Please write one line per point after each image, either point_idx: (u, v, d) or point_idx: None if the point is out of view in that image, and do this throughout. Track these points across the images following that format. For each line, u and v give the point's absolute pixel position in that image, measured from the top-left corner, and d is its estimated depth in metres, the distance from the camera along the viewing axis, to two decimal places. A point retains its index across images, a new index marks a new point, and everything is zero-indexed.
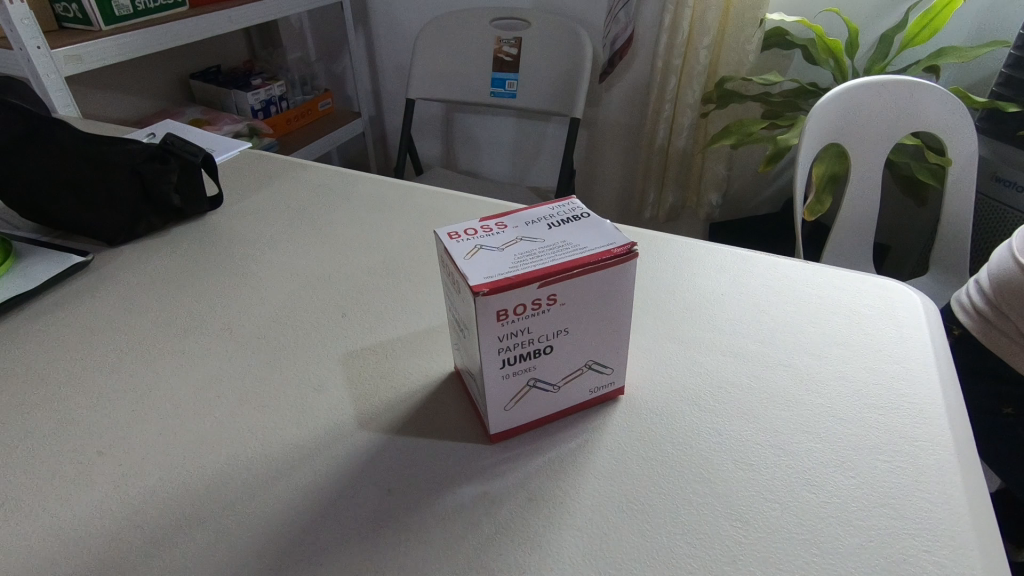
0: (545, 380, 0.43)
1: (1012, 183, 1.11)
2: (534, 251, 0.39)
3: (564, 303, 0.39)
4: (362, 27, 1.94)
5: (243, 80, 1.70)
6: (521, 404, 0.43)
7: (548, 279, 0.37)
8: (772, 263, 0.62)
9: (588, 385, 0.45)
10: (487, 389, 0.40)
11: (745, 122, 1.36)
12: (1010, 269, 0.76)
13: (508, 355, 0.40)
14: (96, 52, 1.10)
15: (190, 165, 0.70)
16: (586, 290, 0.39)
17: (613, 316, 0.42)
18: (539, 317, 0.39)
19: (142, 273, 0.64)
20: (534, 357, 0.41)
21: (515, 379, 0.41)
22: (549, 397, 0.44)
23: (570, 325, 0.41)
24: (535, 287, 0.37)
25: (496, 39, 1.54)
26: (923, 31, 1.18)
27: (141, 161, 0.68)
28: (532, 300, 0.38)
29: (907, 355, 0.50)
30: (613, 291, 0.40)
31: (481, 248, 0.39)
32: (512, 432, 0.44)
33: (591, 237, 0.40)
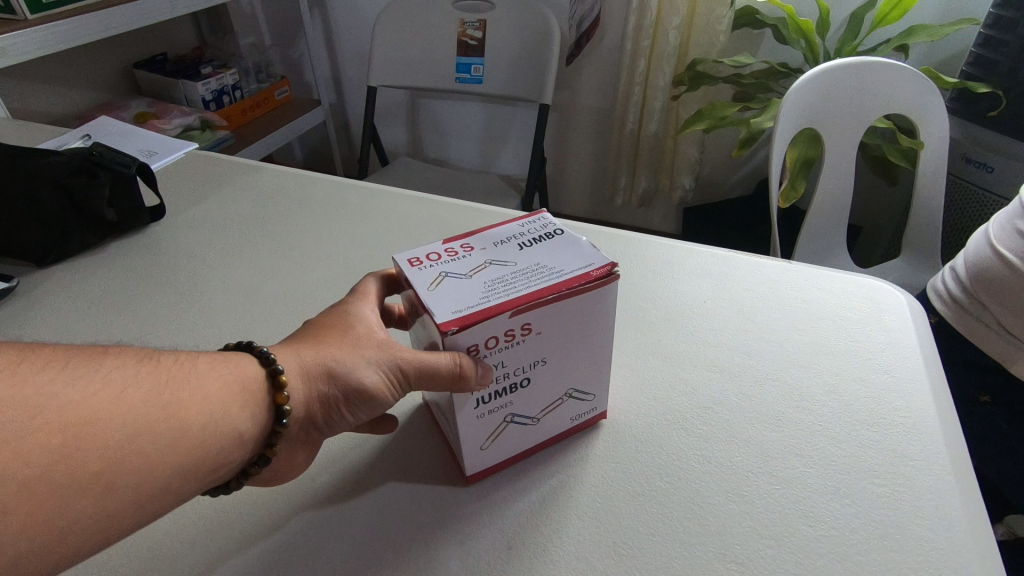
0: (523, 415, 0.39)
1: (982, 164, 1.10)
2: (506, 277, 0.35)
3: (541, 333, 0.36)
4: (318, 9, 1.84)
5: (192, 69, 1.61)
6: (499, 442, 0.39)
7: (524, 310, 0.34)
8: (754, 264, 0.59)
9: (569, 415, 0.42)
10: (459, 430, 0.37)
11: (717, 104, 1.33)
12: (986, 256, 0.75)
13: (482, 393, 0.36)
14: (21, 45, 1.05)
15: (124, 177, 0.64)
16: (564, 316, 0.36)
17: (595, 342, 0.39)
18: (513, 349, 0.36)
19: (80, 297, 0.59)
20: (509, 391, 0.38)
21: (490, 416, 0.38)
22: (528, 430, 0.40)
23: (548, 354, 0.37)
24: (508, 318, 0.34)
25: (459, 22, 1.47)
26: (895, 10, 1.16)
27: (67, 176, 0.62)
28: (505, 332, 0.34)
29: (896, 364, 0.48)
30: (594, 316, 0.37)
31: (446, 276, 0.35)
32: (490, 471, 0.41)
33: (567, 258, 0.37)
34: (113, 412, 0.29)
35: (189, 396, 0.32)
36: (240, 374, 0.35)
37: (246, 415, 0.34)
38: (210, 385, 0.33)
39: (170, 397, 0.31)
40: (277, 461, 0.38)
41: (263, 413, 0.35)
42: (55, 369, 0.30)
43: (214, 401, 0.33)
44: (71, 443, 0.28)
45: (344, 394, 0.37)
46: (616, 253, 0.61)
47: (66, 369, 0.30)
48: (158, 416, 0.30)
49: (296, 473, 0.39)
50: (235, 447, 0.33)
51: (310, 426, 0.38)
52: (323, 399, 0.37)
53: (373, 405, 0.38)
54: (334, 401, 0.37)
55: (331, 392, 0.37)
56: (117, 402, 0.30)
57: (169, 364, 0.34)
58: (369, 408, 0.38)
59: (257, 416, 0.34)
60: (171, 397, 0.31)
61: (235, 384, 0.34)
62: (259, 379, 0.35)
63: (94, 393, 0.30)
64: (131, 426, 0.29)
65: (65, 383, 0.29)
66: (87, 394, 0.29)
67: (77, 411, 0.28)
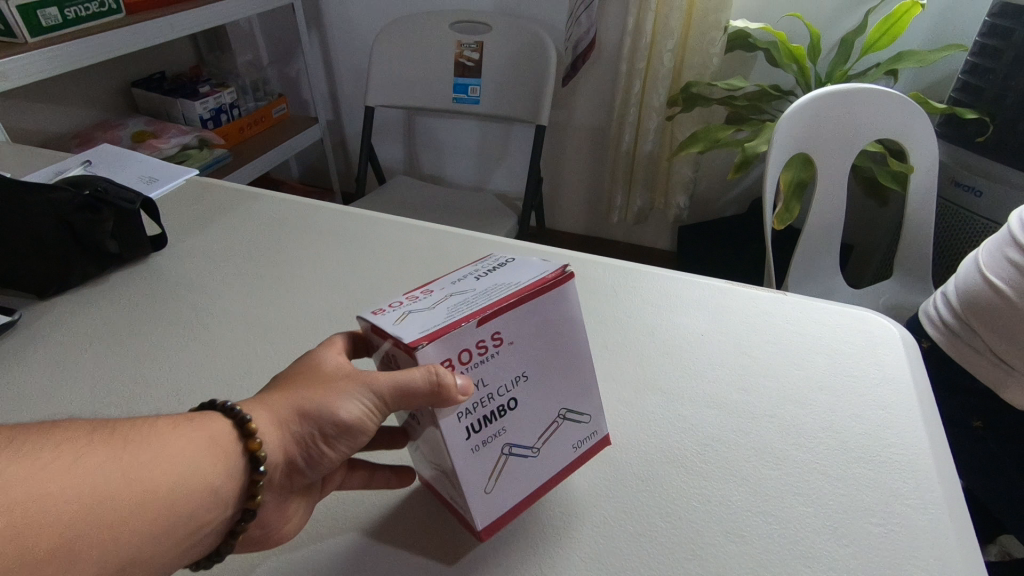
0: (521, 445, 0.39)
1: (971, 189, 1.12)
2: (467, 299, 0.37)
3: (512, 342, 0.37)
4: (316, 28, 1.86)
5: (190, 88, 1.62)
6: (503, 481, 0.39)
7: (487, 315, 0.35)
8: (750, 296, 0.60)
9: (570, 441, 0.42)
10: (458, 472, 0.36)
11: (711, 126, 1.35)
12: (976, 284, 0.76)
13: (471, 421, 0.37)
14: (21, 68, 1.05)
15: (127, 211, 0.64)
16: (532, 324, 0.38)
17: (572, 352, 0.40)
18: (491, 364, 0.37)
19: (81, 330, 0.59)
20: (499, 416, 0.38)
21: (487, 450, 0.38)
22: (530, 463, 0.40)
23: (528, 369, 0.38)
24: (476, 326, 0.35)
25: (457, 44, 1.49)
26: (884, 36, 1.18)
27: (70, 211, 0.62)
28: (476, 343, 0.35)
29: (890, 401, 0.49)
30: (559, 321, 0.39)
31: (410, 312, 0.37)
32: (500, 523, 0.39)
33: (522, 274, 0.39)
34: (67, 484, 0.28)
35: (155, 461, 0.31)
36: (206, 428, 0.34)
37: (219, 471, 0.33)
38: (174, 443, 0.32)
39: (135, 467, 0.30)
40: (267, 511, 0.37)
41: (240, 465, 0.34)
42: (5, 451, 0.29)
43: (184, 462, 0.32)
44: (35, 531, 0.27)
45: (321, 430, 0.36)
46: (613, 285, 0.62)
47: (15, 450, 0.29)
48: (124, 488, 0.30)
49: (292, 523, 0.39)
50: (212, 506, 0.32)
51: (291, 468, 0.37)
52: (299, 439, 0.36)
53: (353, 437, 0.37)
54: (312, 439, 0.36)
55: (307, 431, 0.36)
56: (69, 474, 0.29)
57: (128, 427, 0.32)
58: (350, 440, 0.37)
59: (231, 470, 0.34)
60: (129, 461, 0.30)
61: (203, 439, 0.33)
62: (227, 431, 0.34)
63: (42, 467, 0.28)
64: (89, 497, 0.28)
65: (18, 467, 0.28)
66: (42, 476, 0.28)
67: (34, 497, 0.27)
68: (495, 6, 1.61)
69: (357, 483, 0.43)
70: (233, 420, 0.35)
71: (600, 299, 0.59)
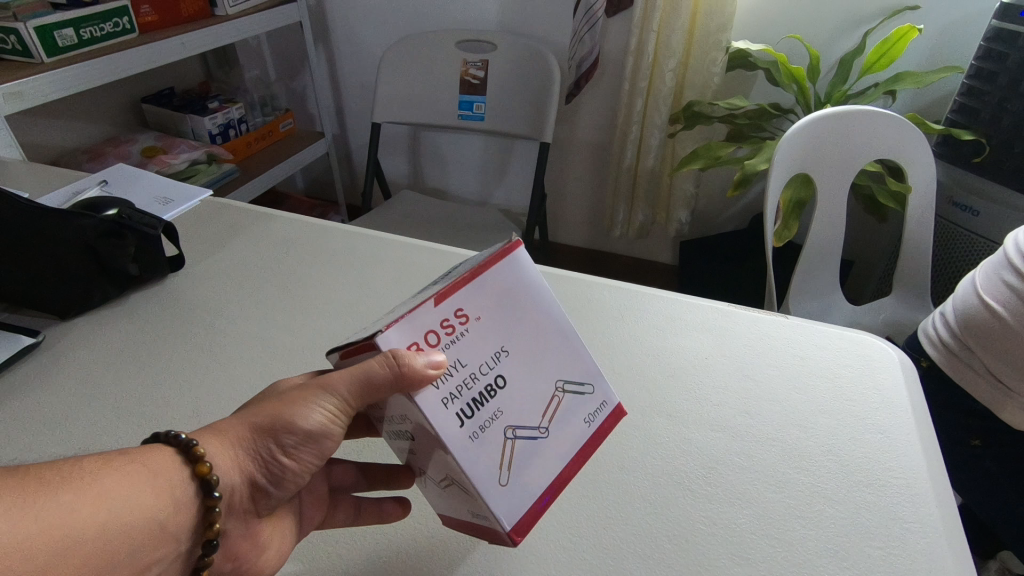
0: (527, 427, 0.37)
1: (968, 208, 1.14)
2: (426, 293, 0.37)
3: (480, 317, 0.36)
4: (323, 44, 1.89)
5: (199, 103, 1.64)
6: (516, 469, 0.37)
7: (443, 292, 0.35)
8: (753, 319, 0.62)
9: (580, 413, 0.40)
10: (462, 465, 0.34)
11: (713, 144, 1.37)
12: (973, 305, 0.78)
13: (460, 406, 0.35)
14: (37, 88, 1.08)
15: (149, 237, 0.66)
16: (496, 294, 0.37)
17: (552, 321, 0.39)
18: (466, 342, 0.35)
19: (102, 351, 0.60)
20: (490, 397, 0.36)
21: (488, 437, 0.36)
22: (541, 445, 0.38)
23: (507, 342, 0.37)
24: (435, 306, 0.35)
25: (462, 62, 1.52)
26: (882, 59, 1.21)
27: (94, 237, 0.64)
28: (441, 323, 0.35)
29: (889, 425, 0.51)
30: (525, 290, 0.38)
31: (375, 325, 0.37)
32: (524, 517, 0.37)
33: (477, 259, 0.40)
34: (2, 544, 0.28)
35: (89, 512, 0.31)
36: (139, 462, 0.34)
37: (164, 506, 0.34)
38: (111, 484, 0.32)
39: (67, 524, 0.30)
40: (232, 538, 0.39)
41: (191, 492, 0.35)
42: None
43: (121, 508, 0.32)
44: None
45: (276, 443, 0.38)
46: (620, 309, 0.64)
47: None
48: (57, 546, 0.29)
49: (269, 551, 0.41)
50: (157, 547, 0.33)
51: (253, 484, 0.39)
52: (255, 455, 0.38)
53: (313, 446, 0.39)
54: (268, 453, 0.38)
55: (262, 446, 0.38)
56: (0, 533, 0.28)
57: (47, 476, 0.31)
58: (312, 449, 0.39)
59: (178, 502, 0.34)
60: (65, 511, 0.30)
61: (140, 477, 0.34)
62: (174, 461, 0.35)
63: None
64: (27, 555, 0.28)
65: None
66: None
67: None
68: (499, 25, 1.64)
69: (344, 517, 0.45)
70: (177, 446, 0.35)
71: (607, 322, 0.61)
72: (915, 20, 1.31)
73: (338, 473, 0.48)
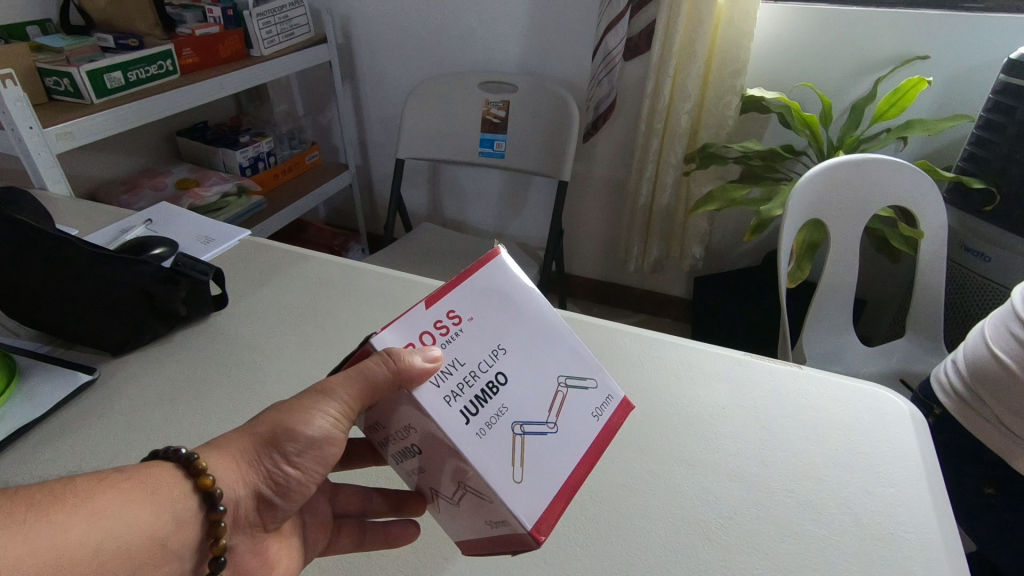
0: (533, 422, 0.39)
1: (980, 254, 1.16)
2: None
3: (472, 318, 0.39)
4: (350, 81, 1.96)
5: (231, 137, 1.72)
6: (530, 465, 0.38)
7: (433, 296, 0.39)
8: (766, 369, 0.65)
9: (587, 409, 0.42)
10: (471, 458, 0.36)
11: (727, 185, 1.40)
12: (984, 355, 0.80)
13: (463, 403, 0.37)
14: (87, 128, 1.14)
15: (199, 284, 0.70)
16: (482, 295, 0.40)
17: (543, 321, 0.42)
18: (459, 341, 0.39)
19: (149, 386, 0.64)
20: (493, 395, 0.39)
21: (495, 433, 0.37)
22: (552, 441, 0.40)
23: (502, 339, 0.40)
24: (425, 309, 0.39)
25: (484, 102, 1.58)
26: (893, 107, 1.25)
27: (152, 283, 0.69)
28: (434, 325, 0.38)
29: (901, 478, 0.53)
30: (513, 292, 0.42)
31: None
32: (547, 514, 0.37)
33: None
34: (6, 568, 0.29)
35: (87, 526, 0.32)
36: (141, 477, 0.37)
37: (165, 525, 0.36)
38: (112, 504, 0.34)
39: (63, 536, 0.31)
40: (237, 554, 0.42)
41: (193, 507, 0.37)
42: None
43: (117, 526, 0.33)
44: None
45: (280, 452, 0.40)
46: (639, 356, 0.67)
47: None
48: (55, 563, 0.31)
49: (277, 566, 0.44)
50: (155, 565, 0.35)
51: (259, 495, 0.41)
52: (257, 467, 0.40)
53: (315, 453, 0.41)
54: (272, 463, 0.40)
55: (265, 457, 0.40)
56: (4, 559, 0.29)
57: (44, 491, 0.33)
58: (315, 454, 0.41)
59: (179, 515, 0.37)
60: (65, 534, 0.31)
61: (141, 497, 0.35)
62: (176, 478, 0.37)
63: None
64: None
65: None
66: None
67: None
68: (520, 67, 1.71)
69: (348, 542, 0.49)
70: (176, 461, 0.38)
71: (627, 371, 0.64)
72: (925, 69, 1.35)
73: (344, 501, 0.52)
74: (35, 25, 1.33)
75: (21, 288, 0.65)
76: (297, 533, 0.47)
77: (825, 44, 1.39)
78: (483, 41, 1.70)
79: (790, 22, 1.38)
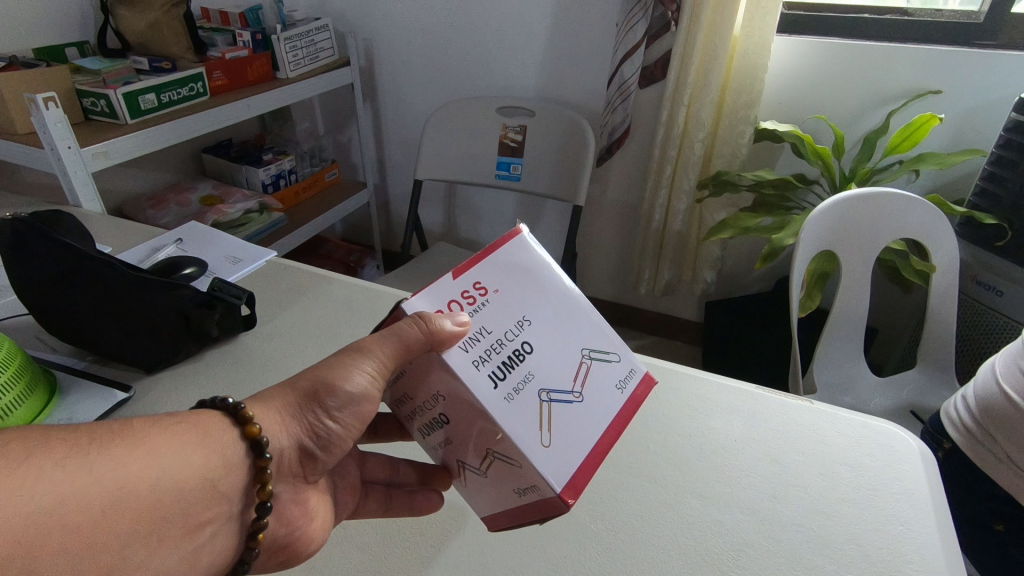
0: (560, 390, 0.41)
1: (992, 288, 1.17)
2: None
3: (498, 291, 0.42)
4: (370, 102, 2.01)
5: (254, 155, 1.76)
6: (557, 431, 0.40)
7: (460, 269, 0.42)
8: (779, 402, 0.66)
9: (610, 382, 0.44)
10: (499, 420, 0.38)
11: (741, 214, 1.42)
12: (994, 392, 0.81)
13: (491, 368, 0.40)
14: (121, 148, 1.19)
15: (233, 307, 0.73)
16: (508, 269, 0.42)
17: (567, 295, 0.44)
18: (485, 310, 0.41)
19: (181, 404, 0.67)
20: (520, 362, 0.41)
21: (522, 398, 0.39)
22: (577, 409, 0.41)
23: (527, 312, 0.42)
24: (451, 279, 0.42)
25: (502, 126, 1.62)
26: (906, 141, 1.27)
27: (189, 305, 0.71)
28: (460, 295, 0.41)
29: (912, 517, 0.54)
30: (538, 266, 0.43)
31: None
32: (574, 479, 0.39)
33: None
34: (67, 492, 0.31)
35: (143, 464, 0.35)
36: (192, 423, 0.39)
37: (215, 467, 0.38)
38: (165, 444, 0.36)
39: (124, 470, 0.34)
40: (282, 502, 0.44)
41: (241, 452, 0.40)
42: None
43: (170, 465, 0.36)
44: (35, 542, 0.29)
45: (321, 407, 0.44)
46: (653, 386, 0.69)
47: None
48: (112, 493, 0.33)
49: (316, 519, 0.47)
50: (207, 505, 0.37)
51: (302, 447, 0.44)
52: (300, 420, 0.43)
53: (354, 409, 0.44)
54: (314, 417, 0.44)
55: (308, 411, 0.43)
56: (67, 485, 0.31)
57: (105, 431, 0.35)
58: (355, 411, 0.44)
59: (228, 458, 0.39)
60: (123, 467, 0.34)
61: (192, 442, 0.38)
62: (226, 425, 0.40)
63: (39, 480, 0.31)
64: (90, 505, 0.32)
65: (14, 478, 0.30)
66: (37, 485, 0.30)
67: (34, 508, 0.30)
68: (537, 92, 1.75)
69: (375, 506, 0.54)
70: (224, 410, 0.41)
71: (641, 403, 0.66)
72: (937, 104, 1.37)
73: (372, 467, 0.56)
74: (74, 46, 1.38)
75: (79, 314, 0.70)
76: (331, 493, 0.51)
77: (838, 78, 1.41)
78: (502, 66, 1.75)
79: (804, 55, 1.41)
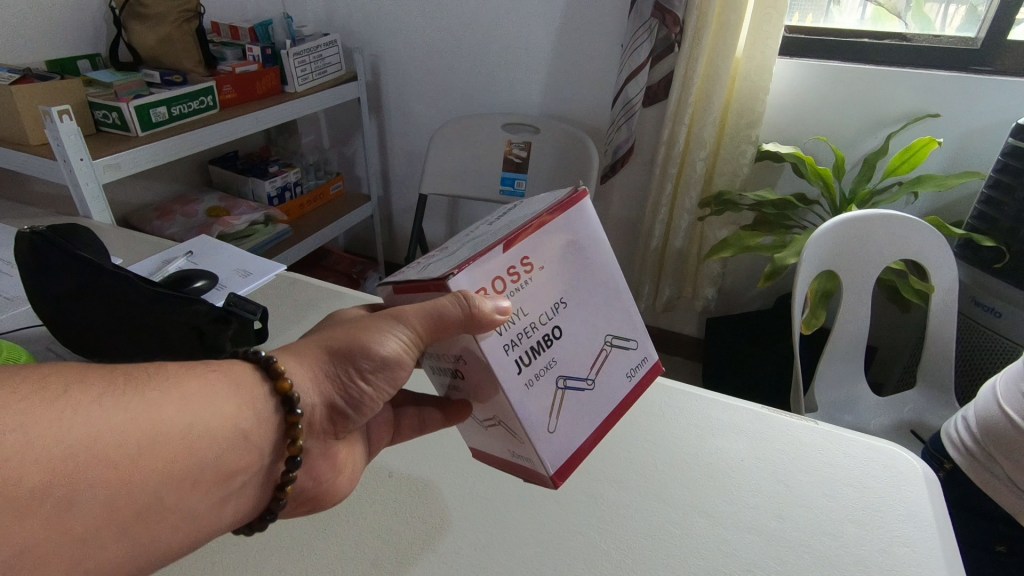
0: (575, 377, 0.43)
1: (991, 309, 1.19)
2: (487, 239, 0.42)
3: (542, 267, 0.41)
4: (375, 115, 2.03)
5: (260, 167, 1.78)
6: (563, 417, 0.42)
7: (512, 241, 0.39)
8: (783, 423, 0.67)
9: (623, 370, 0.46)
10: (513, 405, 0.39)
11: (743, 233, 1.44)
12: (994, 412, 0.82)
13: (519, 353, 0.40)
14: (132, 160, 1.20)
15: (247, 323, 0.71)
16: (557, 244, 0.42)
17: (602, 277, 0.44)
18: (527, 288, 0.40)
19: None
20: (546, 347, 0.41)
21: (542, 383, 0.41)
22: (587, 396, 0.43)
23: (565, 294, 0.42)
24: (502, 252, 0.39)
25: (507, 142, 1.64)
26: (904, 164, 1.29)
27: (204, 321, 0.71)
28: (507, 270, 0.39)
29: (914, 537, 0.55)
30: (582, 242, 0.43)
31: (437, 265, 0.43)
32: (568, 461, 0.43)
33: (542, 206, 0.45)
34: (104, 428, 0.32)
35: (178, 408, 0.36)
36: (226, 372, 0.40)
37: (247, 417, 0.39)
38: (199, 391, 0.37)
39: (160, 412, 0.35)
40: (312, 457, 0.46)
41: (271, 407, 0.41)
42: (29, 398, 0.31)
43: (203, 413, 0.37)
44: (71, 477, 0.31)
45: (355, 367, 0.44)
46: (660, 404, 0.70)
47: (35, 395, 0.32)
48: (147, 434, 0.34)
49: (345, 470, 0.49)
50: (238, 455, 0.38)
51: (331, 405, 0.45)
52: (333, 378, 0.44)
53: (389, 373, 0.45)
54: (347, 377, 0.44)
55: (341, 370, 0.44)
56: (103, 421, 0.33)
57: (139, 372, 0.36)
58: (387, 372, 0.45)
59: (260, 413, 0.40)
60: (158, 413, 0.35)
61: (224, 391, 0.39)
62: (257, 380, 0.41)
63: (79, 414, 0.32)
64: (126, 443, 0.33)
65: (51, 414, 0.31)
66: (75, 421, 0.32)
67: (72, 443, 0.31)
68: (542, 110, 1.77)
69: (411, 430, 0.57)
70: (256, 363, 0.42)
71: (648, 424, 0.67)
72: (936, 127, 1.40)
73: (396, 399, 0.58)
74: (86, 59, 1.40)
75: (94, 326, 0.71)
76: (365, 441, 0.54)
77: (838, 101, 1.44)
78: (508, 83, 1.77)
79: (805, 78, 1.44)
